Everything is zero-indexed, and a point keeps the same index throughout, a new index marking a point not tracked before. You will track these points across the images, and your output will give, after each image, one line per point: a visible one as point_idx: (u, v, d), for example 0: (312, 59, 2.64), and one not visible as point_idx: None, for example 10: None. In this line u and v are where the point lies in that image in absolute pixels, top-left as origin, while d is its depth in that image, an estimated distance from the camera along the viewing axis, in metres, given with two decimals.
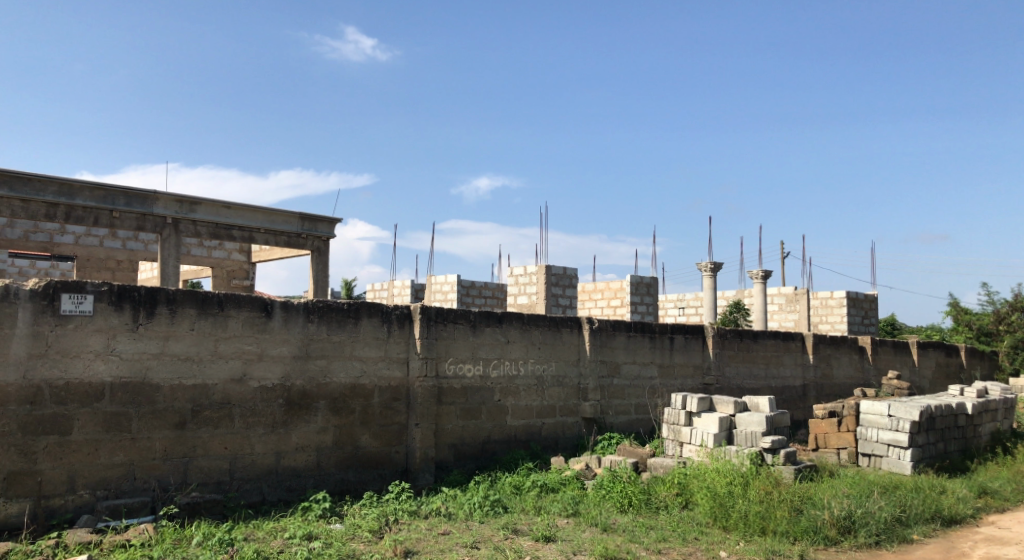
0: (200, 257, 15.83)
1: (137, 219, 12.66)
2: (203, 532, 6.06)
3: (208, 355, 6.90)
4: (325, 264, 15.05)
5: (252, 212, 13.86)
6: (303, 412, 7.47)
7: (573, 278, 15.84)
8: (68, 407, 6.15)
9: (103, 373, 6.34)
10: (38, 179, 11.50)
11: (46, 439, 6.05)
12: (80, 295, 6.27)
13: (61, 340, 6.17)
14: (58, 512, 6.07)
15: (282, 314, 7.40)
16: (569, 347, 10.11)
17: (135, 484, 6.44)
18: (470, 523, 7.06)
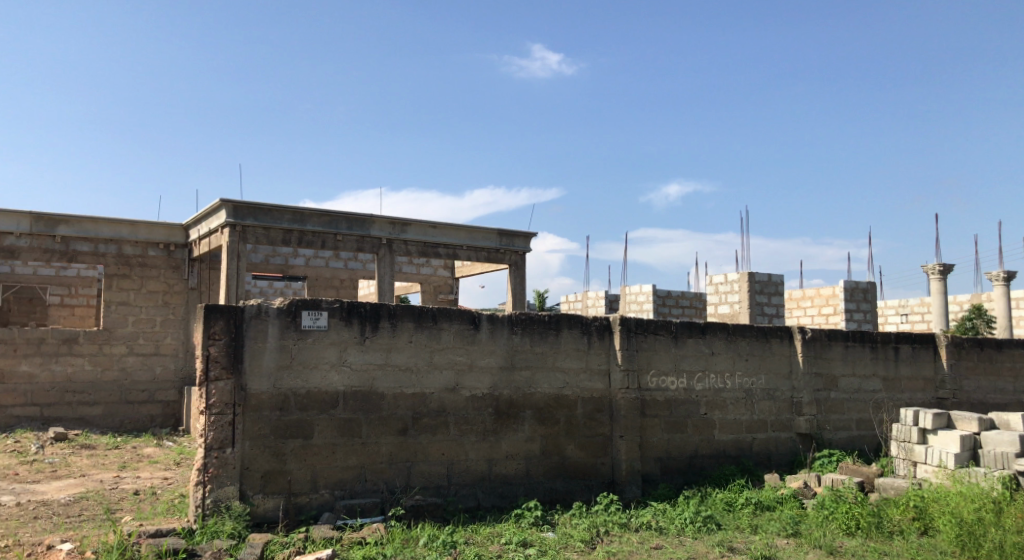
0: (410, 273, 16.86)
1: (357, 241, 13.76)
2: (428, 533, 6.43)
3: (425, 366, 7.34)
4: (523, 278, 15.50)
5: (456, 230, 14.62)
6: (511, 422, 7.71)
7: (778, 285, 15.08)
8: (308, 413, 6.80)
9: (337, 382, 6.94)
10: (276, 209, 12.78)
11: (293, 442, 6.71)
12: (316, 312, 6.89)
13: (302, 353, 6.82)
14: (305, 509, 6.70)
15: (488, 326, 7.70)
16: (779, 358, 9.63)
17: (367, 486, 6.98)
18: (683, 539, 6.92)
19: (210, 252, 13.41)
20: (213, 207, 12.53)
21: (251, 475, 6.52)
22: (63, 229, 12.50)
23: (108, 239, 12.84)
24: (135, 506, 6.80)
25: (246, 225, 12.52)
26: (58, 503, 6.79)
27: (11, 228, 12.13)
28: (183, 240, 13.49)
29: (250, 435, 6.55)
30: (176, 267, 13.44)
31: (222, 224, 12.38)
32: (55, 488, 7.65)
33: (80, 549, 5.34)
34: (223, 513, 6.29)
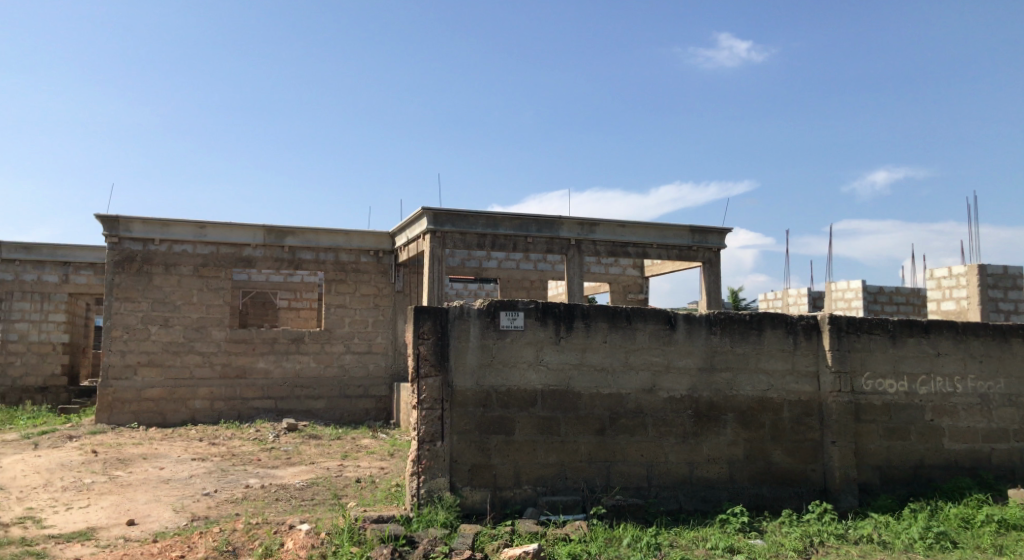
0: (598, 273, 16.87)
1: (547, 243, 13.97)
2: (632, 534, 6.40)
3: (621, 366, 7.31)
4: (718, 275, 14.99)
5: (645, 229, 14.44)
6: (712, 424, 7.48)
7: (1015, 278, 13.50)
8: (510, 410, 7.00)
9: (535, 381, 7.08)
10: (471, 215, 13.30)
11: (496, 438, 6.94)
12: (514, 312, 7.07)
13: (502, 352, 7.03)
14: (510, 503, 6.91)
15: (686, 326, 7.51)
16: (1022, 361, 8.57)
17: (568, 483, 7.07)
18: (912, 555, 6.35)
19: (413, 258, 14.18)
20: (416, 215, 13.25)
21: (459, 468, 6.82)
22: (289, 239, 13.82)
23: (327, 248, 14.01)
24: (358, 493, 7.37)
25: (445, 230, 13.12)
26: (293, 487, 7.50)
27: (247, 240, 13.56)
28: (389, 246, 14.39)
29: (457, 429, 6.86)
30: (384, 272, 14.37)
31: (425, 230, 13.05)
32: (290, 473, 8.48)
33: (316, 530, 5.85)
34: (436, 503, 6.63)
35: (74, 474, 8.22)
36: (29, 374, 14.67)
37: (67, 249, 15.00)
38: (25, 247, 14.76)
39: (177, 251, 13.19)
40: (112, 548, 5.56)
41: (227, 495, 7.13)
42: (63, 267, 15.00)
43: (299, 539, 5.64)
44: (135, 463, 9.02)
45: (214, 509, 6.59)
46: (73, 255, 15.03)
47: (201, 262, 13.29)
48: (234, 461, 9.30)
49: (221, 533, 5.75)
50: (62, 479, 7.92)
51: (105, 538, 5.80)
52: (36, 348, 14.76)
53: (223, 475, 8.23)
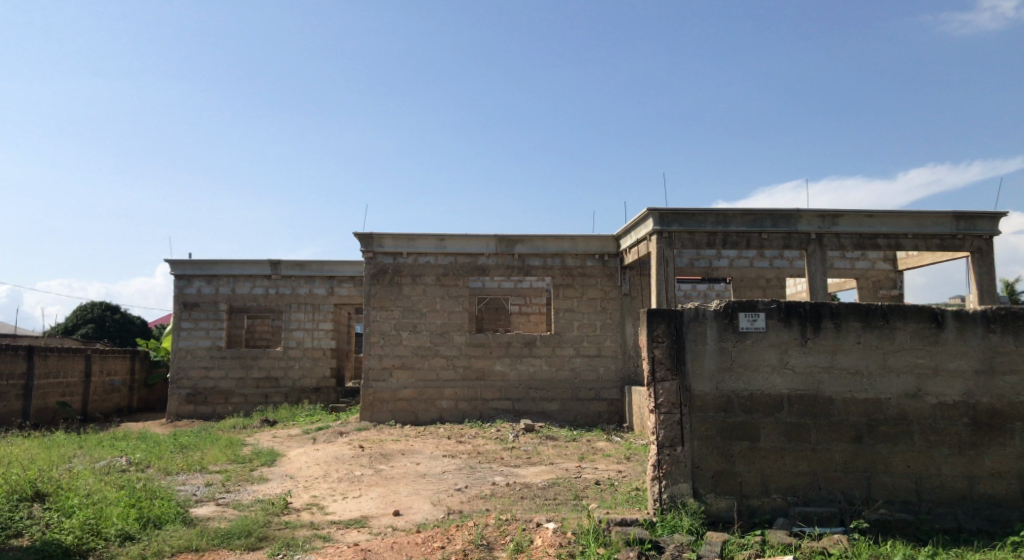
0: (843, 269, 15.66)
1: (784, 238, 13.24)
2: (902, 553, 5.85)
3: (879, 369, 6.72)
4: (990, 266, 13.33)
5: (898, 218, 13.21)
6: (996, 434, 6.63)
7: None
8: (754, 415, 6.71)
9: (780, 385, 6.73)
10: (700, 213, 12.95)
11: (740, 444, 6.68)
12: (754, 313, 6.76)
13: (742, 354, 6.75)
14: (759, 512, 6.62)
15: (956, 324, 6.74)
16: None
17: (822, 494, 6.63)
18: None
19: (640, 260, 14.06)
20: (641, 216, 13.15)
21: (702, 474, 6.64)
22: (520, 247, 14.36)
23: (554, 254, 14.36)
24: (599, 494, 7.45)
25: (672, 231, 12.88)
26: (537, 486, 7.76)
27: (481, 249, 14.29)
28: (616, 250, 14.39)
29: (697, 434, 6.69)
30: (611, 275, 14.41)
31: (651, 231, 12.91)
32: (533, 472, 8.78)
33: (562, 529, 6.00)
34: (680, 509, 6.53)
35: (346, 467, 9.15)
36: (305, 376, 16.48)
37: (332, 264, 16.77)
38: (299, 264, 16.72)
39: (422, 262, 14.22)
40: (383, 536, 6.11)
41: (477, 491, 7.54)
42: (328, 280, 16.80)
43: (547, 537, 5.82)
44: (395, 458, 9.85)
45: (467, 504, 7.01)
46: (337, 270, 16.79)
47: (443, 271, 14.21)
48: (481, 459, 9.82)
49: (476, 527, 6.09)
50: (336, 471, 8.86)
51: (377, 526, 6.40)
52: (309, 353, 16.56)
53: (472, 472, 8.73)
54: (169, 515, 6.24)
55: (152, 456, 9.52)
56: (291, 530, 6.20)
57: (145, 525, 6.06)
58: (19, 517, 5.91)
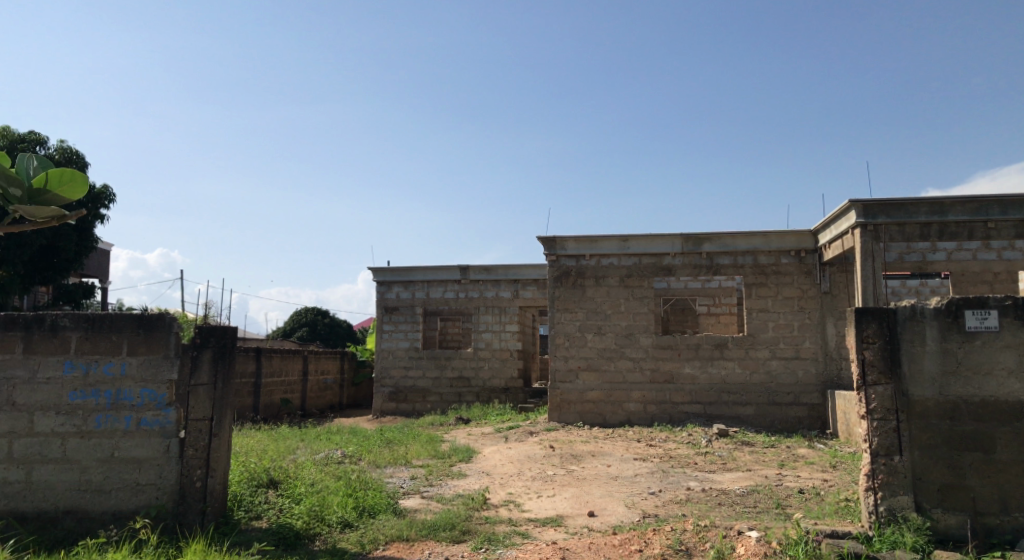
0: None
1: (1015, 227, 12.09)
2: None
3: None
4: None
5: None
6: None
7: None
8: (987, 424, 6.04)
9: (1020, 391, 6.02)
10: (912, 203, 11.89)
11: (972, 456, 6.04)
12: (983, 311, 6.10)
13: (971, 357, 6.11)
14: (997, 532, 5.95)
15: None
16: None
17: None
18: None
19: (842, 256, 13.13)
20: (842, 209, 12.26)
21: (926, 487, 6.07)
22: (707, 245, 13.94)
23: (745, 251, 13.78)
24: (803, 504, 7.04)
25: (878, 223, 11.91)
26: (735, 493, 7.48)
27: (666, 249, 14.02)
28: (813, 245, 13.55)
29: (919, 443, 6.12)
30: (809, 273, 13.57)
31: (853, 225, 11.99)
32: (729, 479, 8.46)
33: (766, 538, 5.73)
34: (900, 524, 6.00)
35: (539, 466, 9.32)
36: (495, 377, 17.00)
37: (516, 268, 17.21)
38: (486, 269, 17.30)
39: (605, 264, 14.19)
40: (580, 536, 6.16)
41: (671, 495, 7.39)
42: (514, 283, 17.24)
43: (751, 546, 5.59)
44: (586, 459, 9.89)
45: (662, 508, 6.89)
46: (522, 273, 17.19)
47: (627, 272, 14.09)
48: (673, 462, 9.62)
49: (673, 531, 5.96)
50: (530, 469, 9.04)
51: (572, 526, 6.46)
52: (498, 354, 17.06)
53: (664, 475, 8.56)
54: (381, 505, 6.68)
55: (362, 450, 10.24)
56: (491, 525, 6.41)
57: (361, 513, 6.52)
58: (257, 501, 6.58)
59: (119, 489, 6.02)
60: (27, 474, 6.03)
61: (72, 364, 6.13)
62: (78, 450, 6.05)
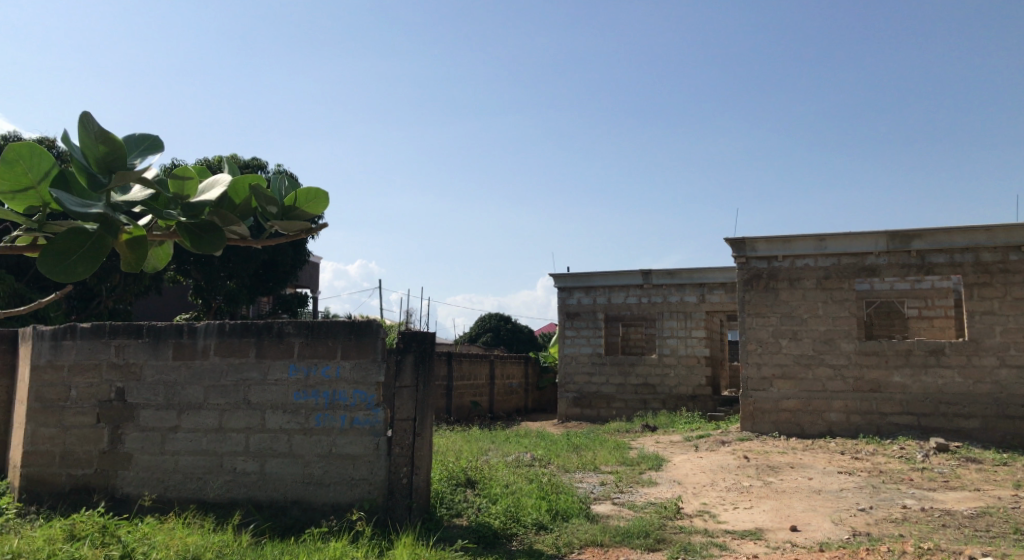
0: None
1: None
2: None
3: None
4: None
5: None
6: None
7: None
8: None
9: None
10: None
11: None
12: None
13: None
14: None
15: None
16: None
17: None
18: None
19: None
20: None
21: None
22: (918, 243, 12.82)
23: (964, 248, 12.50)
24: None
25: None
26: (961, 514, 6.78)
27: (870, 248, 13.05)
28: None
29: None
30: None
31: None
32: (952, 498, 7.69)
33: None
34: None
35: (733, 477, 8.98)
36: (682, 384, 16.61)
37: (702, 271, 16.79)
38: (670, 273, 16.99)
39: (800, 265, 13.42)
40: (783, 551, 5.86)
41: (884, 513, 6.84)
42: (700, 287, 16.78)
43: None
44: (785, 470, 9.40)
45: (875, 527, 6.39)
46: (708, 277, 16.70)
47: (825, 274, 13.25)
48: (884, 478, 8.89)
49: (890, 552, 5.51)
50: (723, 480, 8.74)
51: (774, 540, 6.16)
52: (685, 361, 16.65)
53: (875, 492, 7.94)
54: (574, 510, 6.75)
55: (551, 454, 10.38)
56: (686, 535, 6.26)
57: (555, 516, 6.62)
58: (457, 499, 6.88)
59: (337, 482, 6.53)
60: (260, 466, 6.70)
61: (296, 367, 6.74)
62: (302, 446, 6.63)
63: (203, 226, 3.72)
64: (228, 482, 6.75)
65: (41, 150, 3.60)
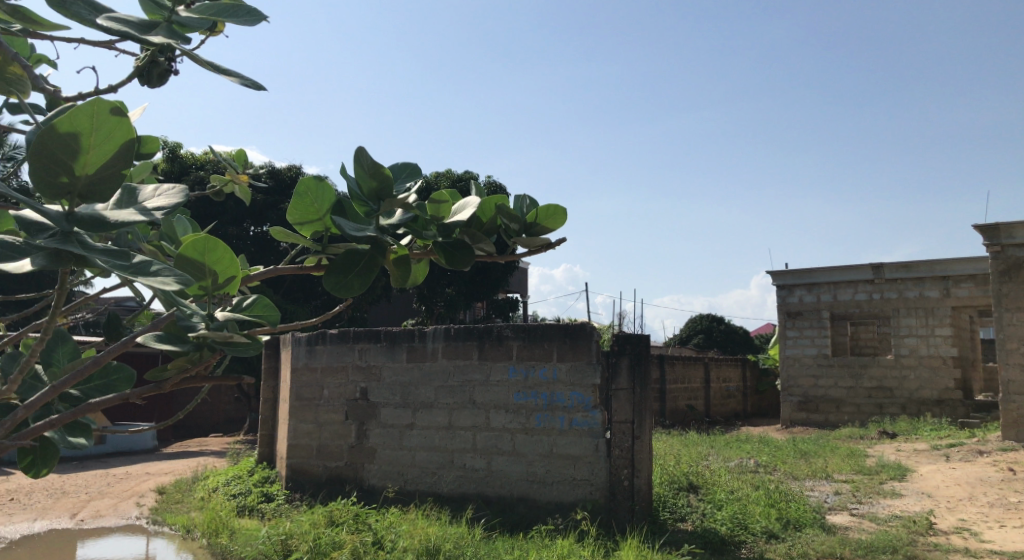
0: None
1: None
2: None
3: None
4: None
5: None
6: None
7: None
8: None
9: None
10: None
11: None
12: None
13: None
14: None
15: None
16: None
17: None
18: None
19: None
20: None
21: None
22: None
23: None
24: None
25: None
26: None
27: None
28: None
29: None
30: None
31: None
32: None
33: None
34: None
35: (996, 491, 7.99)
36: (925, 387, 15.10)
37: (944, 263, 15.18)
38: (906, 266, 15.54)
39: None
40: None
41: None
42: (943, 281, 15.18)
43: None
44: None
45: None
46: (952, 268, 15.07)
47: None
48: None
49: None
50: (984, 494, 7.81)
51: None
52: (928, 362, 15.12)
53: None
54: (808, 519, 6.38)
55: (778, 460, 9.88)
56: (942, 554, 5.69)
57: (787, 525, 6.31)
58: (680, 503, 6.77)
59: (560, 481, 6.66)
60: (487, 463, 7.02)
61: (515, 368, 7.00)
62: (525, 445, 6.86)
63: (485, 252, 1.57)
64: (459, 477, 7.15)
65: (318, 176, 1.46)
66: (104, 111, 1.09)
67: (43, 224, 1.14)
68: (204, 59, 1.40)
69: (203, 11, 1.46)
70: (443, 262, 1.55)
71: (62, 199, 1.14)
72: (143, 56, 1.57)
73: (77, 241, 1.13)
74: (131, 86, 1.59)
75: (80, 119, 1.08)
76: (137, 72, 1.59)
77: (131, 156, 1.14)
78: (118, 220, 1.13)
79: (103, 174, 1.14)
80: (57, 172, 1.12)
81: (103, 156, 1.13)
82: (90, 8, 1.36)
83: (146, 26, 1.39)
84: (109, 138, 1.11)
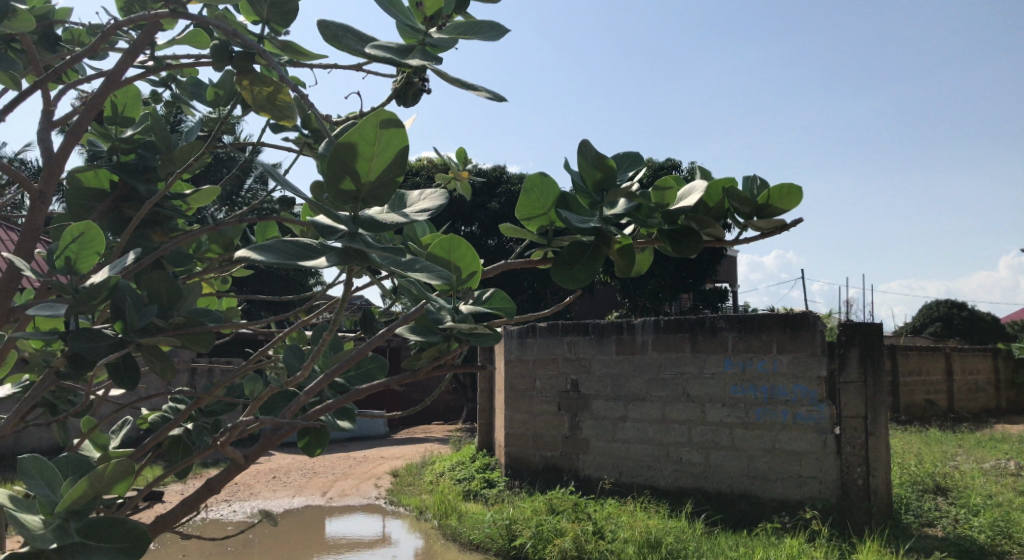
0: None
1: None
2: None
3: None
4: None
5: None
6: None
7: None
8: None
9: None
10: None
11: None
12: None
13: None
14: None
15: None
16: None
17: None
18: None
19: None
20: None
21: None
22: None
23: None
24: None
25: None
26: None
27: None
28: None
29: None
30: None
31: None
32: None
33: None
34: None
35: None
36: None
37: None
38: None
39: None
40: None
41: None
42: None
43: None
44: None
45: None
46: None
47: None
48: None
49: None
50: None
51: None
52: None
53: None
54: None
55: None
56: None
57: None
58: (925, 506, 6.19)
59: (785, 478, 6.34)
60: (705, 457, 6.84)
61: (731, 360, 6.75)
62: (744, 439, 6.61)
63: (704, 230, 1.52)
64: (676, 471, 7.03)
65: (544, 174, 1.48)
66: (382, 121, 1.05)
67: (333, 227, 1.13)
68: (451, 77, 1.32)
69: (454, 31, 1.40)
70: (668, 249, 1.54)
71: (348, 204, 1.13)
72: (397, 81, 1.54)
73: (362, 242, 1.12)
74: (385, 109, 1.56)
75: (363, 130, 1.06)
76: (391, 95, 1.55)
77: (408, 163, 1.09)
78: (393, 222, 1.10)
79: (382, 180, 1.12)
80: (341, 176, 1.10)
81: (386, 161, 1.09)
82: (358, 39, 1.39)
83: (403, 50, 1.38)
84: (390, 145, 1.08)
